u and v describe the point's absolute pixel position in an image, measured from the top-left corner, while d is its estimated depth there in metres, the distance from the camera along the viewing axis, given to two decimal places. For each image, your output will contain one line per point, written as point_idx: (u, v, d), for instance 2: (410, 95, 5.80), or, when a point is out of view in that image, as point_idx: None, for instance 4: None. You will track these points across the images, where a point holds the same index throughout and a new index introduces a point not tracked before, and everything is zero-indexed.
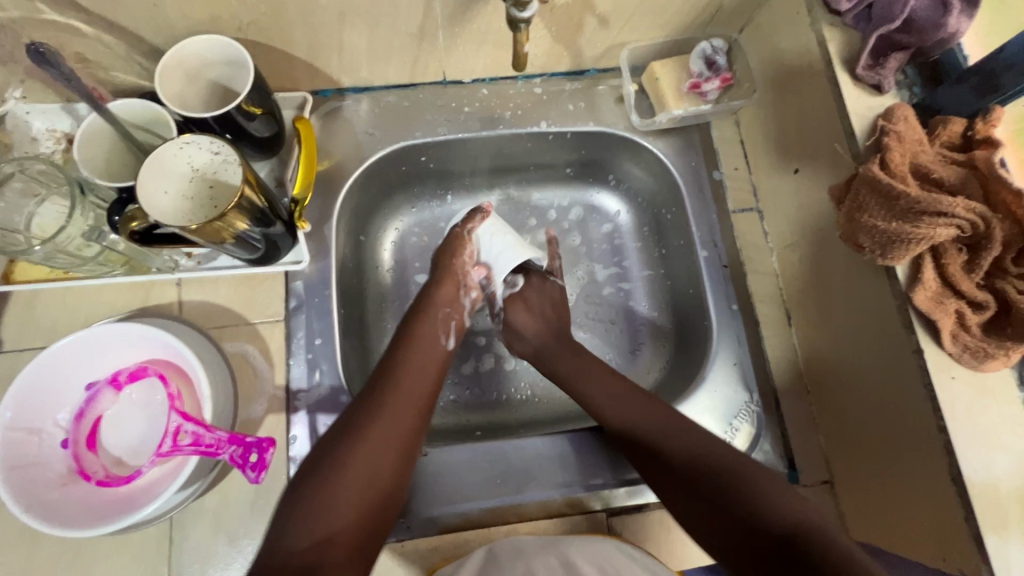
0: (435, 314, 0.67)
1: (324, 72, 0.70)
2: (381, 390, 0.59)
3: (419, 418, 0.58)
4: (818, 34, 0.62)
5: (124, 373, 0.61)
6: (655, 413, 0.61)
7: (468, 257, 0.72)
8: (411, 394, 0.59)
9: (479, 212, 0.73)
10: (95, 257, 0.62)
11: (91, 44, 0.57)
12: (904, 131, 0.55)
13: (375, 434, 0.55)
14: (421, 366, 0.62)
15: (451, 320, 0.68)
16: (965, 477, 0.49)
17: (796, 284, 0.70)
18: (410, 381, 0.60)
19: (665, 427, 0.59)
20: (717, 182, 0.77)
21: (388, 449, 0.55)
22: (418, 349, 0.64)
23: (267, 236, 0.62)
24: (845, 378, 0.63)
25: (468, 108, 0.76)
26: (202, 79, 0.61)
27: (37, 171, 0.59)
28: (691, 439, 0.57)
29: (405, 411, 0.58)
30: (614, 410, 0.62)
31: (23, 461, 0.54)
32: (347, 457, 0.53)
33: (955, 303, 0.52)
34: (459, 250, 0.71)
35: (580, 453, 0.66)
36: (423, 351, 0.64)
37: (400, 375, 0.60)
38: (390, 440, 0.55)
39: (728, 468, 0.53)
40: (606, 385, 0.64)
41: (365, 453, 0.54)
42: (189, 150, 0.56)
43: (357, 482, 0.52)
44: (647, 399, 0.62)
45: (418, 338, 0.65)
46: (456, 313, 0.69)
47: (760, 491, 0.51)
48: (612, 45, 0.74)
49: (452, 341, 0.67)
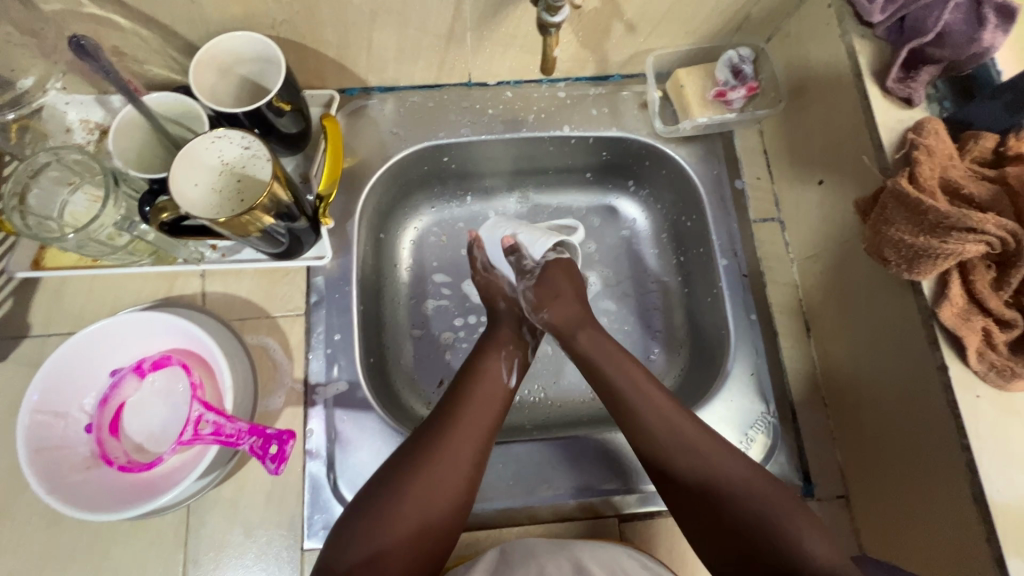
0: (501, 349, 0.67)
1: (351, 71, 0.71)
2: (443, 427, 0.58)
3: (483, 452, 0.58)
4: (848, 46, 0.62)
5: (148, 361, 0.61)
6: (705, 446, 0.57)
7: (507, 288, 0.74)
8: (475, 428, 0.59)
9: (473, 244, 0.77)
10: (125, 245, 0.62)
11: (128, 38, 0.59)
12: (935, 145, 0.54)
13: (437, 471, 0.55)
14: (485, 399, 0.62)
15: (515, 357, 0.67)
16: (988, 498, 0.49)
17: (817, 294, 0.70)
18: (472, 416, 0.60)
19: (715, 456, 0.57)
20: (739, 191, 0.77)
21: (448, 487, 0.55)
22: (482, 384, 0.63)
23: (291, 231, 0.63)
24: (864, 391, 0.63)
25: (492, 110, 0.77)
26: (234, 75, 0.62)
27: (73, 160, 0.60)
28: (752, 485, 0.55)
29: (467, 445, 0.58)
30: (661, 432, 0.59)
31: (48, 444, 0.56)
32: (404, 489, 0.54)
33: (983, 320, 0.51)
34: (496, 287, 0.74)
35: (597, 458, 0.66)
36: (489, 384, 0.64)
37: (463, 409, 0.60)
38: (450, 477, 0.55)
39: (767, 521, 0.52)
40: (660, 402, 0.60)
41: (420, 493, 0.54)
42: (220, 144, 0.56)
43: (414, 516, 0.53)
44: (698, 428, 0.58)
45: (482, 369, 0.65)
46: (519, 350, 0.69)
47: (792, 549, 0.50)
48: (639, 51, 0.74)
49: (514, 379, 0.66)
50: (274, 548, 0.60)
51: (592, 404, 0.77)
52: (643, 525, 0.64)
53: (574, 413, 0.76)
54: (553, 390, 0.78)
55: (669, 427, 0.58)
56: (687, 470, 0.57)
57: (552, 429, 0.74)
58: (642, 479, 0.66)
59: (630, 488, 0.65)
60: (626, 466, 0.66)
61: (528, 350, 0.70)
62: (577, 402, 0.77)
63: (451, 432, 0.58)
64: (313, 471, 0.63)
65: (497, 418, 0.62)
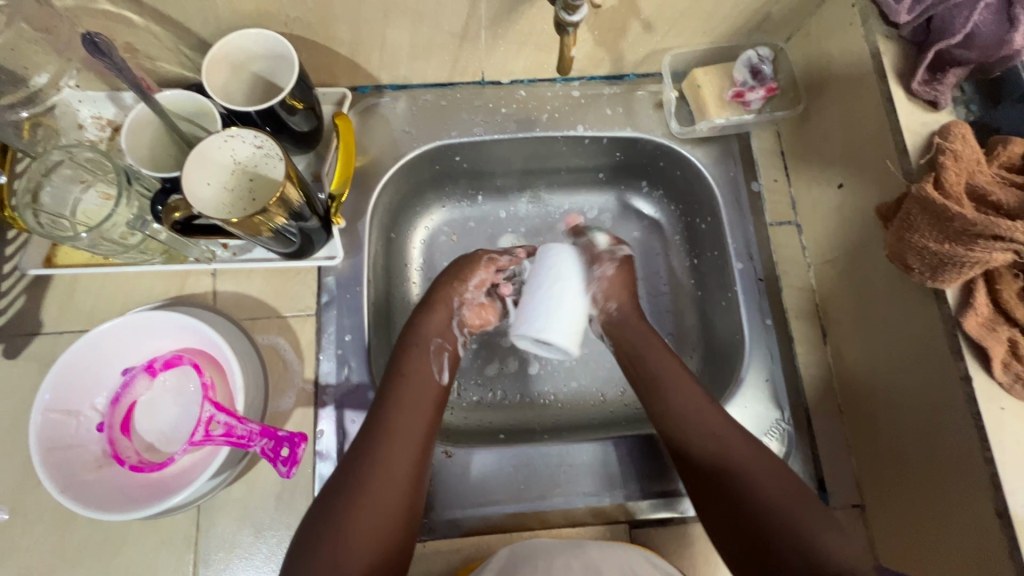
0: (426, 345, 0.65)
1: (364, 69, 0.70)
2: (377, 433, 0.57)
3: (418, 459, 0.57)
4: (872, 45, 0.60)
5: (160, 361, 0.61)
6: (728, 435, 0.58)
7: (478, 285, 0.71)
8: (407, 432, 0.57)
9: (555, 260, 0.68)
10: (137, 244, 0.62)
11: (141, 34, 0.58)
12: (961, 150, 0.53)
13: (377, 484, 0.54)
14: (420, 399, 0.61)
15: (443, 351, 0.66)
16: (1011, 511, 0.48)
17: (835, 299, 0.68)
18: (404, 419, 0.58)
19: (740, 446, 0.57)
20: (756, 194, 0.76)
21: (387, 497, 0.53)
22: (411, 387, 0.61)
23: (303, 231, 0.62)
24: (883, 399, 0.62)
25: (505, 109, 0.76)
26: (246, 72, 0.61)
27: (84, 158, 0.59)
28: (790, 499, 0.53)
29: (402, 452, 0.56)
30: (691, 420, 0.60)
31: (61, 442, 0.56)
32: (354, 500, 0.52)
33: (1009, 330, 0.50)
34: (466, 274, 0.70)
35: (636, 461, 0.66)
36: (425, 385, 0.62)
37: (392, 415, 0.58)
38: (389, 490, 0.54)
39: (777, 509, 0.52)
40: (693, 396, 0.62)
41: (366, 507, 0.52)
42: (233, 143, 0.56)
43: (363, 528, 0.51)
44: (744, 438, 0.58)
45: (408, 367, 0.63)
46: (449, 342, 0.67)
47: (810, 535, 0.50)
48: (655, 50, 0.73)
49: (446, 375, 0.65)
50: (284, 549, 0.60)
51: (603, 407, 0.76)
52: (655, 531, 0.64)
53: (585, 417, 0.76)
54: (564, 393, 0.77)
55: (693, 416, 0.60)
56: (705, 454, 0.58)
57: (563, 432, 0.74)
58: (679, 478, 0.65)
59: (648, 493, 0.65)
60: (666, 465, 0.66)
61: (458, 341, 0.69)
62: (589, 405, 0.76)
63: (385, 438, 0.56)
64: (323, 473, 0.62)
65: (432, 423, 0.60)
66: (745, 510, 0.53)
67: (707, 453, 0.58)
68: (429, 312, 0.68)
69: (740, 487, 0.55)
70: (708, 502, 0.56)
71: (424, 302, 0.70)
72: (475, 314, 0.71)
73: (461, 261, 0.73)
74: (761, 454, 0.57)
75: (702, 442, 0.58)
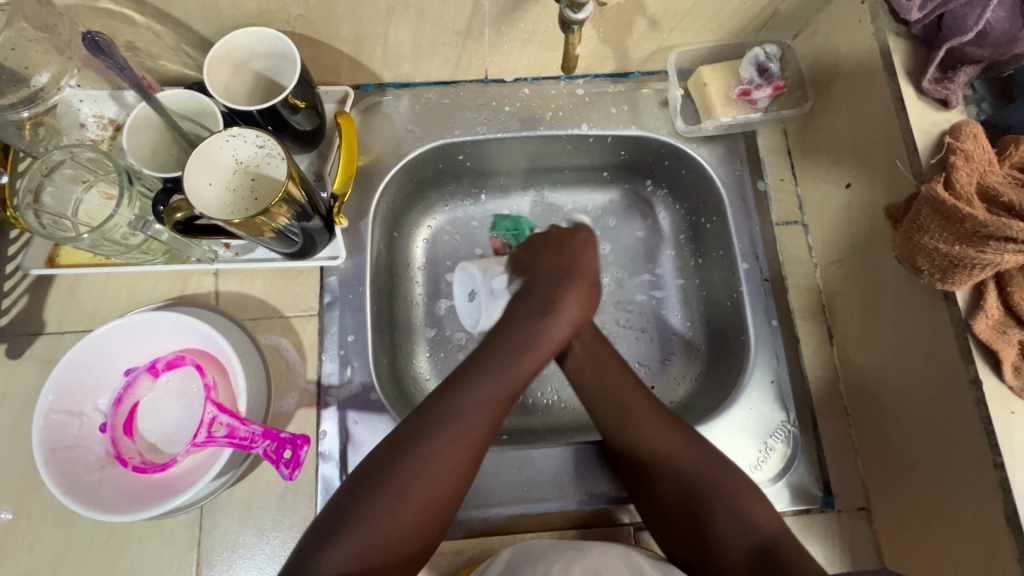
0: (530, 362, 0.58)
1: (366, 67, 0.69)
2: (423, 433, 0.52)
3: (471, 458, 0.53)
4: (881, 43, 0.59)
5: (162, 361, 0.61)
6: (657, 420, 0.61)
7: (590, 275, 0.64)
8: (480, 413, 0.53)
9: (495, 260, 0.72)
10: (139, 244, 0.62)
11: (141, 33, 0.58)
12: (972, 150, 0.52)
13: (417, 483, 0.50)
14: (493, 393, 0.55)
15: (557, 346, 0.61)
16: (1021, 516, 0.47)
17: (841, 300, 0.68)
18: (479, 392, 0.54)
19: (667, 430, 0.60)
20: (761, 193, 0.75)
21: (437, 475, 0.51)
22: (504, 361, 0.56)
23: (305, 231, 0.62)
24: (890, 401, 0.61)
25: (509, 107, 0.75)
26: (247, 71, 0.61)
27: (86, 158, 0.59)
28: (727, 482, 0.56)
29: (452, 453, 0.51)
30: (623, 406, 0.62)
31: (64, 444, 0.56)
32: (401, 477, 0.50)
33: (1019, 334, 0.49)
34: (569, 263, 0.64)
35: (601, 465, 0.65)
36: (516, 367, 0.57)
37: (465, 396, 0.54)
38: (440, 471, 0.51)
39: (713, 492, 0.56)
40: (623, 383, 0.64)
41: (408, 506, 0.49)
42: (235, 143, 0.56)
43: (408, 502, 0.49)
44: (678, 430, 0.60)
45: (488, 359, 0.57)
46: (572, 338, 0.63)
47: (739, 501, 0.55)
48: (661, 48, 0.72)
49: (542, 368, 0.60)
50: (287, 550, 0.60)
51: None
52: None
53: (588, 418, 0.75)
54: (568, 394, 0.77)
55: (620, 403, 0.62)
56: (659, 447, 0.59)
57: (566, 433, 0.73)
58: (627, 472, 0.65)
59: None
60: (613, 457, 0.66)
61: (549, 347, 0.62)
62: None
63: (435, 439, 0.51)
64: (326, 473, 0.62)
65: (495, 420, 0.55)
66: (675, 487, 0.57)
67: (661, 446, 0.59)
68: (544, 320, 0.60)
69: (669, 467, 0.58)
70: (640, 482, 0.60)
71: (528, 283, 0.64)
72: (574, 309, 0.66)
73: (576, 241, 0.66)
74: (685, 434, 0.60)
75: (630, 428, 0.61)
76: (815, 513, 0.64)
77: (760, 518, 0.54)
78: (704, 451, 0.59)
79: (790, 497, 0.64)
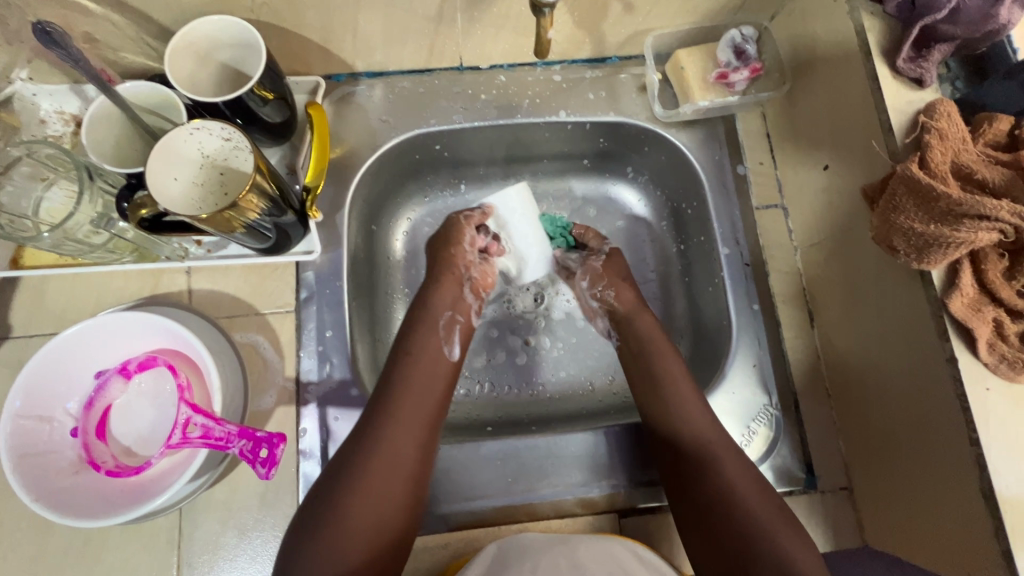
0: (437, 321, 0.66)
1: (337, 56, 0.67)
2: (391, 429, 0.55)
3: (425, 443, 0.57)
4: (856, 23, 0.59)
5: (134, 362, 0.59)
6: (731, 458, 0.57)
7: (469, 244, 0.73)
8: (418, 409, 0.58)
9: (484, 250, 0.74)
10: (104, 243, 0.60)
11: (99, 23, 0.55)
12: (946, 128, 0.52)
13: (384, 467, 0.53)
14: (437, 373, 0.62)
15: (456, 322, 0.68)
16: (996, 491, 0.48)
17: (821, 283, 0.68)
18: (414, 395, 0.59)
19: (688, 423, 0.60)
20: (741, 177, 0.75)
21: (399, 475, 0.53)
22: (421, 361, 0.62)
23: (278, 226, 0.60)
24: (867, 380, 0.62)
25: (485, 96, 0.74)
26: (212, 62, 0.59)
27: (46, 154, 0.57)
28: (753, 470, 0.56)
29: (407, 438, 0.55)
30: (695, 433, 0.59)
31: (34, 450, 0.54)
32: (367, 484, 0.52)
33: (993, 311, 0.50)
34: (457, 239, 0.72)
35: (607, 454, 0.65)
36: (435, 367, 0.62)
37: (406, 397, 0.58)
38: (400, 473, 0.54)
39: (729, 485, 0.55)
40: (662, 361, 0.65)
41: (373, 492, 0.52)
42: (200, 136, 0.54)
43: (370, 517, 0.50)
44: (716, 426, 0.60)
45: (419, 349, 0.63)
46: (459, 314, 0.69)
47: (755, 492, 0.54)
48: (637, 32, 0.71)
49: (456, 349, 0.66)
50: (269, 549, 0.59)
51: (591, 398, 0.76)
52: (643, 520, 0.64)
53: (573, 408, 0.75)
54: (551, 384, 0.76)
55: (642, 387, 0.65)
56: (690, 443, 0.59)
57: (552, 423, 0.73)
58: (639, 475, 0.65)
59: (634, 481, 0.64)
60: (631, 462, 0.65)
61: (471, 312, 0.71)
62: (577, 396, 0.76)
63: (401, 431, 0.55)
64: (308, 471, 0.61)
65: (440, 404, 0.60)
66: (699, 481, 0.56)
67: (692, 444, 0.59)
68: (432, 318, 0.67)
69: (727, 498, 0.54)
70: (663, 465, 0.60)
71: (431, 276, 0.71)
72: (483, 273, 0.74)
73: (441, 229, 0.74)
74: (748, 469, 0.56)
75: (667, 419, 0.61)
76: (799, 495, 0.64)
77: (777, 518, 0.52)
78: (770, 500, 0.53)
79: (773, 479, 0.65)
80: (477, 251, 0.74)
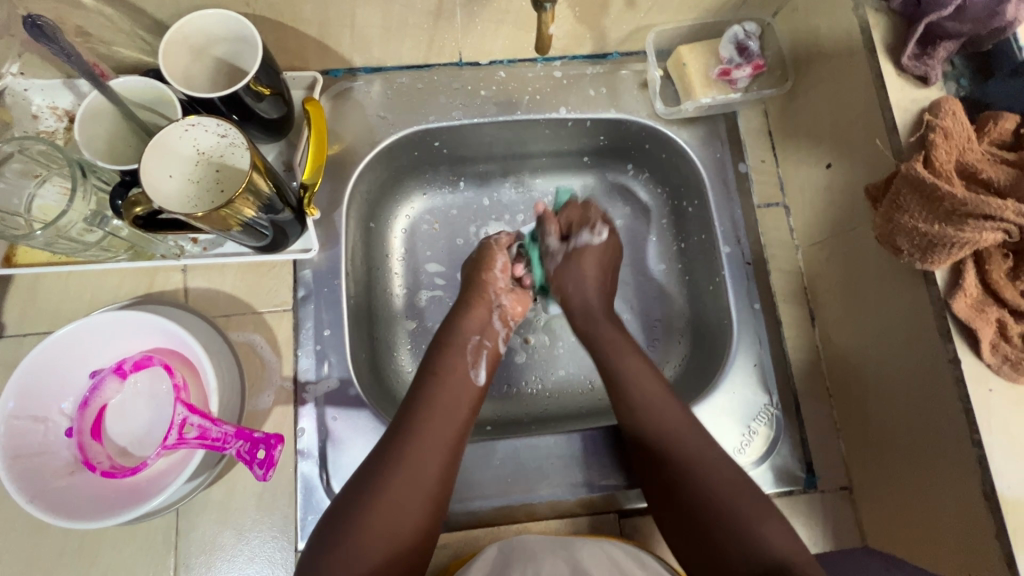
0: (465, 344, 0.65)
1: (335, 51, 0.66)
2: (401, 441, 0.55)
3: (448, 465, 0.56)
4: (861, 20, 0.58)
5: (129, 362, 0.58)
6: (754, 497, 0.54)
7: (501, 269, 0.70)
8: (438, 434, 0.57)
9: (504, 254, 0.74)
10: (98, 241, 0.59)
11: (91, 16, 0.54)
12: (952, 127, 0.51)
13: (400, 484, 0.53)
14: (455, 401, 0.60)
15: (482, 350, 0.66)
16: (999, 493, 0.47)
17: (822, 281, 0.68)
18: (435, 420, 0.57)
19: (686, 438, 0.58)
20: (743, 175, 0.74)
21: (415, 496, 0.53)
22: (446, 385, 0.61)
23: (275, 223, 0.59)
24: (869, 380, 0.61)
25: (485, 91, 0.73)
26: (207, 56, 0.58)
27: (38, 150, 0.56)
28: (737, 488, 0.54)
29: (429, 458, 0.55)
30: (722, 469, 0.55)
31: (28, 450, 0.54)
32: (377, 497, 0.52)
33: (997, 312, 0.49)
34: (488, 262, 0.70)
35: (610, 452, 0.65)
36: (454, 392, 0.61)
37: (427, 415, 0.57)
38: (415, 493, 0.53)
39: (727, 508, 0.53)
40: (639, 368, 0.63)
41: (386, 506, 0.52)
42: (195, 132, 0.53)
43: (380, 528, 0.51)
44: (683, 419, 0.60)
45: (444, 370, 0.62)
46: (488, 341, 0.67)
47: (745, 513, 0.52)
48: (639, 28, 0.70)
49: (481, 375, 0.64)
50: (267, 549, 0.59)
51: (590, 397, 0.75)
52: (643, 520, 0.63)
53: (571, 409, 0.74)
54: (551, 383, 0.76)
55: (637, 393, 0.61)
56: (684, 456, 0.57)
57: (550, 423, 0.73)
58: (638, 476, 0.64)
59: (632, 483, 0.64)
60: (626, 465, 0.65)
61: (499, 339, 0.68)
62: (576, 394, 0.75)
63: (412, 449, 0.55)
64: (305, 472, 0.61)
65: (463, 427, 0.59)
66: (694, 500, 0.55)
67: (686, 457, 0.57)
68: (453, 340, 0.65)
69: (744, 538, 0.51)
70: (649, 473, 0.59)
71: (461, 299, 0.69)
72: (514, 303, 0.70)
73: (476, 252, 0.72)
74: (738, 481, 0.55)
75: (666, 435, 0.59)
76: (799, 494, 0.64)
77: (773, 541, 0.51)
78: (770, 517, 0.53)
79: (773, 478, 0.64)
80: (509, 277, 0.71)
